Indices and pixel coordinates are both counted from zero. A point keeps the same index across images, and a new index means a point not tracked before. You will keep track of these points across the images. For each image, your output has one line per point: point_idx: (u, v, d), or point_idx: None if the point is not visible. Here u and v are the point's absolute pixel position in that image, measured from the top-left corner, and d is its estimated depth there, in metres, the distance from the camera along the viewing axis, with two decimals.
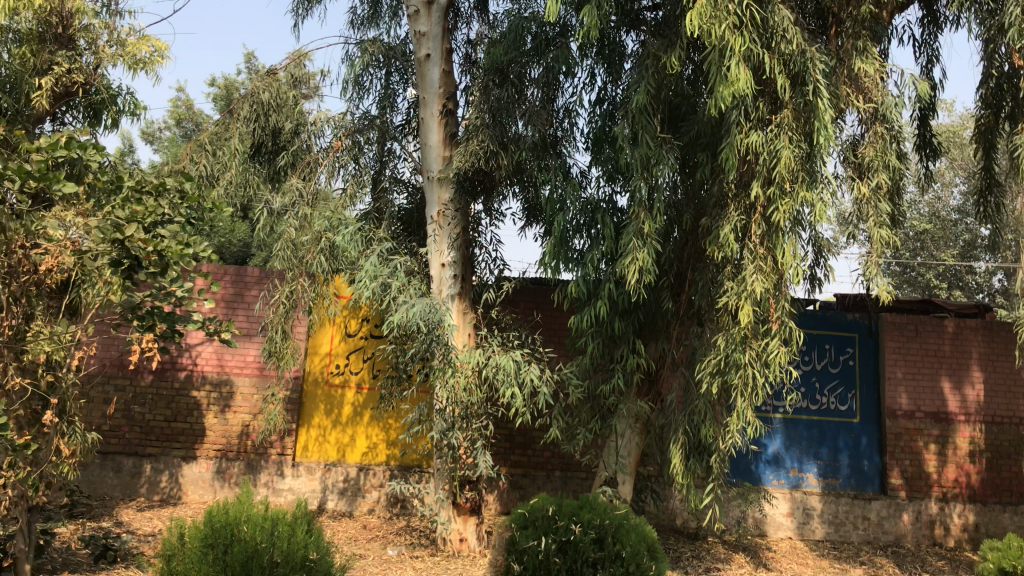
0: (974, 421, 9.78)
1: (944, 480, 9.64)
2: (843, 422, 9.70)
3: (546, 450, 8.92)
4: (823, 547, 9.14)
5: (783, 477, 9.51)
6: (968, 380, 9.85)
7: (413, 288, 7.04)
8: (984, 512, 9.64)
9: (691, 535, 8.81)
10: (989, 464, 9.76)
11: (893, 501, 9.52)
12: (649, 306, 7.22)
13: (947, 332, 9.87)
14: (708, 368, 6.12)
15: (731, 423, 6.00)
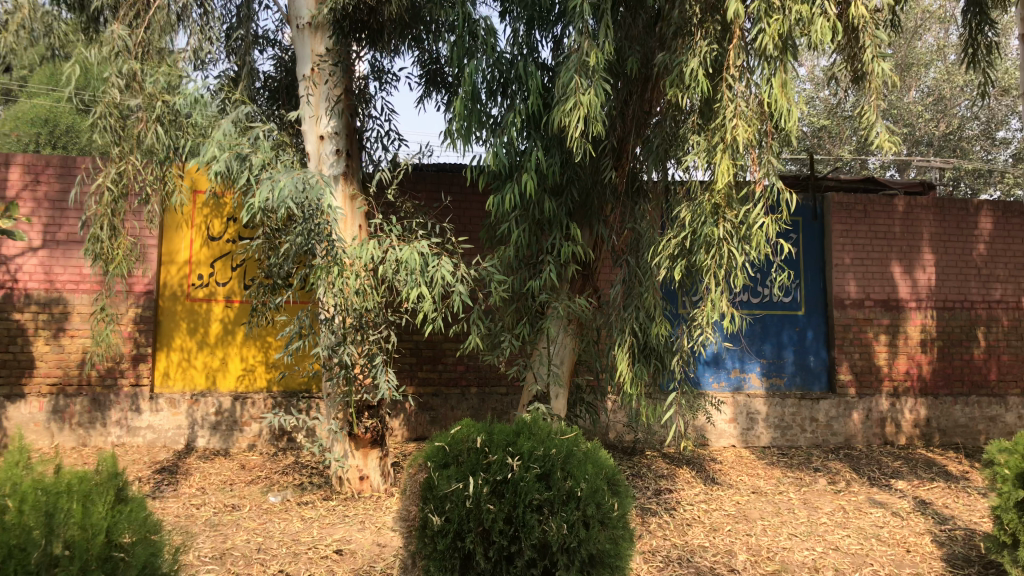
0: (925, 308, 8.89)
1: (895, 373, 8.74)
2: (786, 316, 8.66)
3: (459, 363, 7.58)
4: (771, 454, 8.16)
5: (724, 379, 8.46)
6: (919, 263, 8.90)
7: (283, 163, 5.43)
8: (935, 406, 8.82)
9: (627, 451, 7.65)
10: (941, 354, 8.91)
11: (842, 400, 8.58)
12: (584, 180, 5.85)
13: (897, 212, 8.86)
14: (668, 251, 4.82)
15: (696, 317, 4.72)
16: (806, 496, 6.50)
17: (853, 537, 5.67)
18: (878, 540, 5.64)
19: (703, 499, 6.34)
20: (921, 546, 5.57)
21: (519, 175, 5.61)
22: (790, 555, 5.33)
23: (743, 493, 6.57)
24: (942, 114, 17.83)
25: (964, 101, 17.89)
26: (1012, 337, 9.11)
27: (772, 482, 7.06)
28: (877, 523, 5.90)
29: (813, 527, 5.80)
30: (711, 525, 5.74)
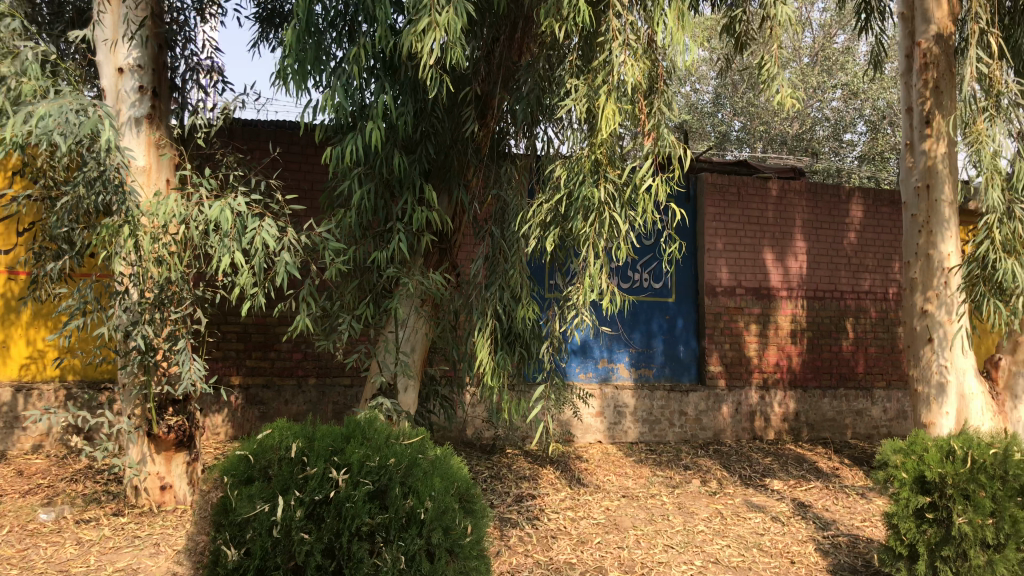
0: (796, 297, 8.53)
1: (765, 365, 8.32)
2: (657, 303, 8.07)
3: (295, 351, 6.59)
4: (639, 451, 7.55)
5: (591, 370, 7.79)
6: (791, 251, 8.52)
7: (58, 91, 4.22)
8: (804, 399, 8.47)
9: (486, 449, 6.85)
10: (810, 345, 8.58)
11: (712, 392, 8.08)
12: (443, 135, 5.00)
13: (771, 195, 8.45)
14: (540, 218, 4.03)
15: (572, 295, 3.97)
16: (680, 500, 5.90)
17: (733, 548, 5.07)
18: (759, 550, 5.07)
19: (569, 506, 5.60)
20: (805, 556, 5.04)
21: (364, 125, 4.70)
22: (667, 572, 4.67)
23: (613, 497, 5.89)
24: (797, 117, 17.65)
25: (815, 102, 17.75)
26: (879, 329, 8.89)
27: (642, 483, 6.42)
28: (757, 531, 5.36)
29: (690, 537, 5.17)
30: (578, 537, 5.02)
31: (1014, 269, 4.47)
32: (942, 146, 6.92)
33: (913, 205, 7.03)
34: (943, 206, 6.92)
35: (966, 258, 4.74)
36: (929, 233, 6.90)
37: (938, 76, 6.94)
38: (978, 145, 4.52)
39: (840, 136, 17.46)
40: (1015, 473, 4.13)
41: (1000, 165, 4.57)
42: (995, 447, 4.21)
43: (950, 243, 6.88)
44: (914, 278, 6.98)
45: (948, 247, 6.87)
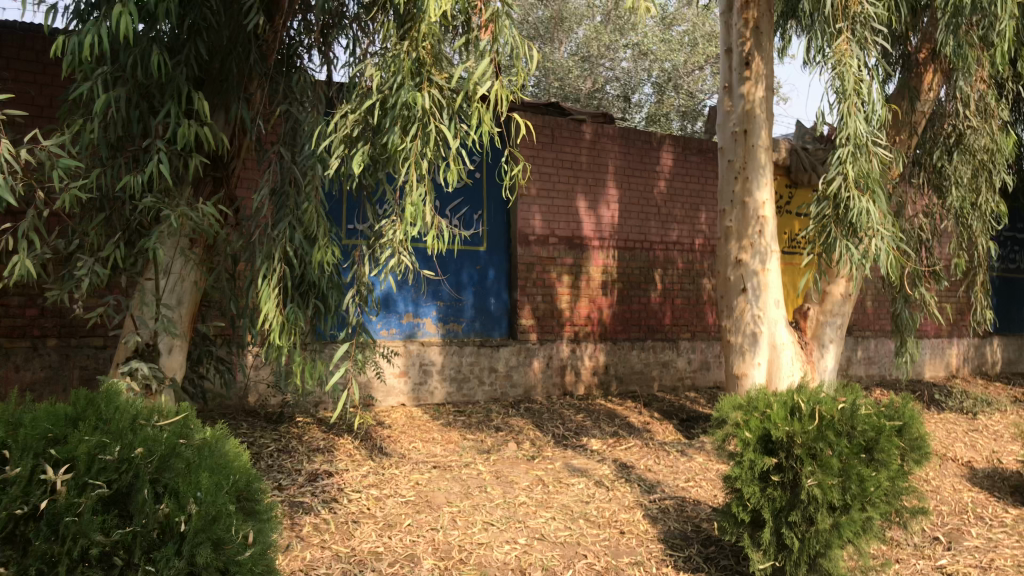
0: (608, 247, 8.08)
1: (576, 318, 7.84)
2: (467, 251, 7.36)
3: (30, 305, 5.32)
4: (446, 412, 6.80)
5: (395, 326, 6.98)
6: (603, 198, 8.04)
7: None
8: (614, 352, 8.05)
9: (272, 417, 5.92)
10: (620, 297, 8.19)
11: (523, 346, 7.47)
12: (218, 32, 4.01)
13: (585, 139, 7.90)
14: (343, 134, 3.27)
15: (383, 227, 3.24)
16: (497, 468, 5.27)
17: (559, 520, 4.51)
18: (586, 521, 4.56)
19: (371, 483, 4.82)
20: (634, 525, 4.59)
21: (110, 11, 3.60)
22: (489, 555, 4.04)
23: (421, 469, 5.16)
24: (590, 75, 17.42)
25: (607, 62, 17.65)
26: (686, 280, 8.68)
27: (452, 450, 5.74)
28: (581, 499, 4.85)
29: (511, 511, 4.56)
30: (384, 521, 4.27)
31: (868, 207, 4.64)
32: (760, 89, 6.63)
33: (730, 150, 6.74)
34: (759, 152, 6.67)
35: (818, 196, 4.89)
36: (745, 179, 6.64)
37: (759, 16, 6.61)
38: (841, 70, 4.69)
39: (628, 97, 17.44)
40: (862, 428, 3.85)
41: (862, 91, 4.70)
42: (843, 403, 3.91)
43: (765, 191, 6.65)
44: (729, 227, 6.74)
45: (764, 195, 6.64)
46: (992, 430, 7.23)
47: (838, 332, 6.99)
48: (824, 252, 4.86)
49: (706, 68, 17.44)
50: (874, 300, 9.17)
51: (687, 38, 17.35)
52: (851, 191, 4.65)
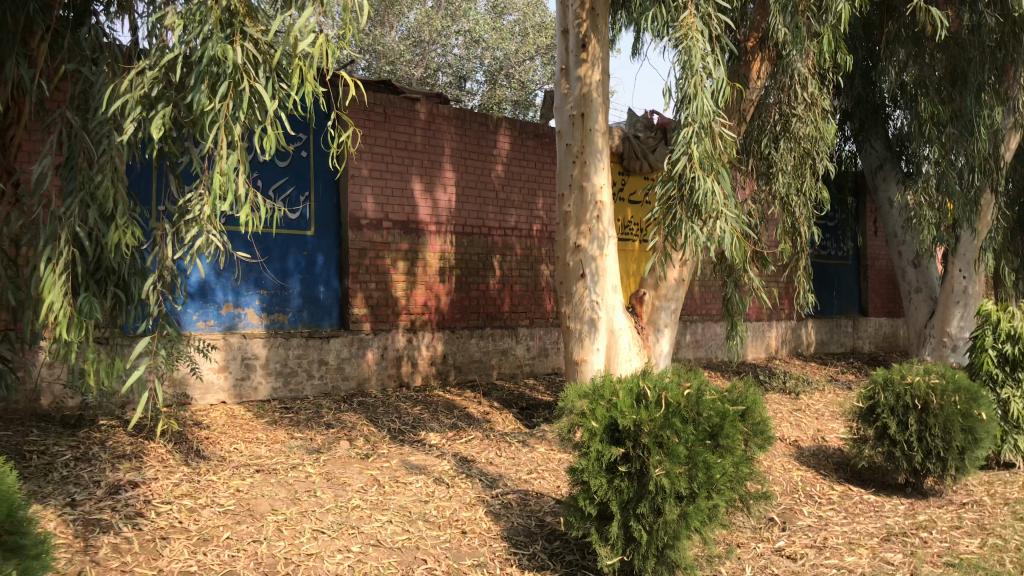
0: (444, 232, 7.75)
1: (412, 306, 7.46)
2: (292, 236, 6.87)
3: None
4: (272, 410, 6.28)
5: (212, 317, 6.37)
6: (439, 181, 7.71)
7: None
8: (452, 341, 7.71)
9: (70, 421, 5.24)
10: (459, 284, 7.86)
11: (355, 337, 7.03)
12: None
13: (419, 119, 7.56)
14: (139, 93, 2.80)
15: (190, 202, 2.77)
16: (327, 469, 4.85)
17: (396, 523, 4.18)
18: (425, 522, 4.26)
19: (184, 492, 4.30)
20: (476, 523, 4.33)
21: None
22: (319, 567, 3.66)
23: (242, 474, 4.67)
24: (421, 60, 17.05)
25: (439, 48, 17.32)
26: (524, 267, 8.46)
27: (278, 451, 5.28)
28: (419, 498, 4.53)
29: (343, 516, 4.17)
30: (198, 535, 3.79)
31: (713, 186, 4.71)
32: (597, 72, 6.46)
33: (567, 133, 6.54)
34: (596, 136, 6.51)
35: (663, 177, 4.89)
36: (583, 164, 6.46)
37: None
38: (686, 45, 4.81)
39: (460, 84, 17.17)
40: (707, 413, 3.74)
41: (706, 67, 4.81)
42: (688, 388, 3.80)
43: (602, 176, 6.51)
44: (568, 212, 6.53)
45: (602, 180, 6.50)
46: (814, 409, 7.52)
47: (673, 317, 7.03)
48: (669, 234, 4.85)
49: (536, 58, 17.49)
50: (702, 285, 9.38)
51: (517, 28, 17.34)
52: (696, 172, 4.68)
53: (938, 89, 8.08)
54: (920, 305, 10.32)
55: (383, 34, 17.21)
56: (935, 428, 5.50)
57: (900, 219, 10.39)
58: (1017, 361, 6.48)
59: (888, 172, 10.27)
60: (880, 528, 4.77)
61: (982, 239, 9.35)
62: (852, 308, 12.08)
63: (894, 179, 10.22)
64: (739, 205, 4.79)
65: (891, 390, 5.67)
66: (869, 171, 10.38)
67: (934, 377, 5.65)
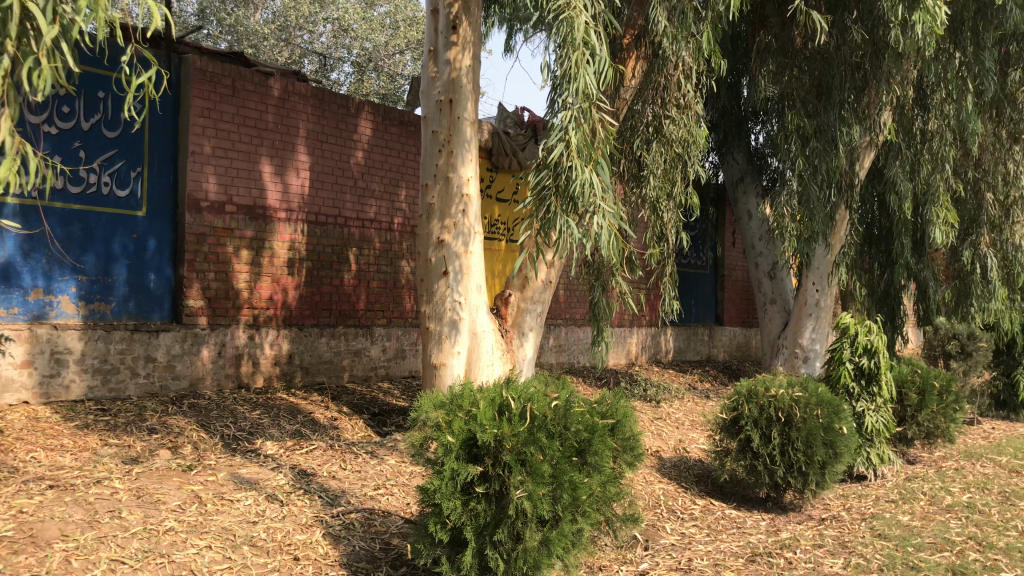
0: (295, 220, 7.12)
1: (255, 299, 6.80)
2: (118, 216, 6.11)
3: None
4: (84, 412, 5.50)
5: (16, 304, 5.55)
6: (291, 164, 7.09)
7: None
8: (300, 339, 7.10)
9: None
10: (309, 277, 7.25)
11: (189, 332, 6.31)
12: None
13: (271, 96, 6.92)
14: None
15: None
16: (140, 484, 4.19)
17: (215, 550, 3.61)
18: (250, 548, 3.70)
19: None
20: (310, 548, 3.80)
21: None
22: None
23: (33, 489, 3.94)
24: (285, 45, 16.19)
25: (306, 34, 16.44)
26: (382, 262, 7.91)
27: (84, 460, 4.56)
28: (246, 519, 3.96)
29: (152, 542, 3.56)
30: None
31: (590, 179, 4.45)
32: (467, 57, 6.00)
33: (434, 120, 5.99)
34: (465, 125, 6.02)
35: (538, 167, 4.68)
36: (450, 153, 5.93)
37: None
38: (567, 16, 4.49)
39: (326, 74, 16.37)
40: (575, 428, 3.39)
41: (588, 39, 4.51)
42: (555, 400, 3.43)
43: (469, 167, 6.04)
44: (431, 204, 5.96)
45: (469, 172, 6.02)
46: (675, 419, 7.36)
47: (538, 322, 6.64)
48: (543, 228, 4.61)
49: (406, 52, 16.92)
50: (567, 289, 9.12)
51: (387, 19, 16.73)
52: (574, 160, 4.46)
53: (804, 102, 8.12)
54: (774, 316, 10.44)
55: (245, 13, 16.17)
56: (797, 442, 5.38)
57: (759, 230, 10.50)
58: (871, 374, 6.51)
59: (748, 185, 10.35)
60: (744, 547, 4.57)
61: (835, 254, 9.54)
62: (709, 316, 12.18)
63: (754, 192, 10.33)
64: (618, 201, 4.55)
65: (755, 402, 5.52)
66: (730, 182, 10.40)
67: (797, 390, 5.54)
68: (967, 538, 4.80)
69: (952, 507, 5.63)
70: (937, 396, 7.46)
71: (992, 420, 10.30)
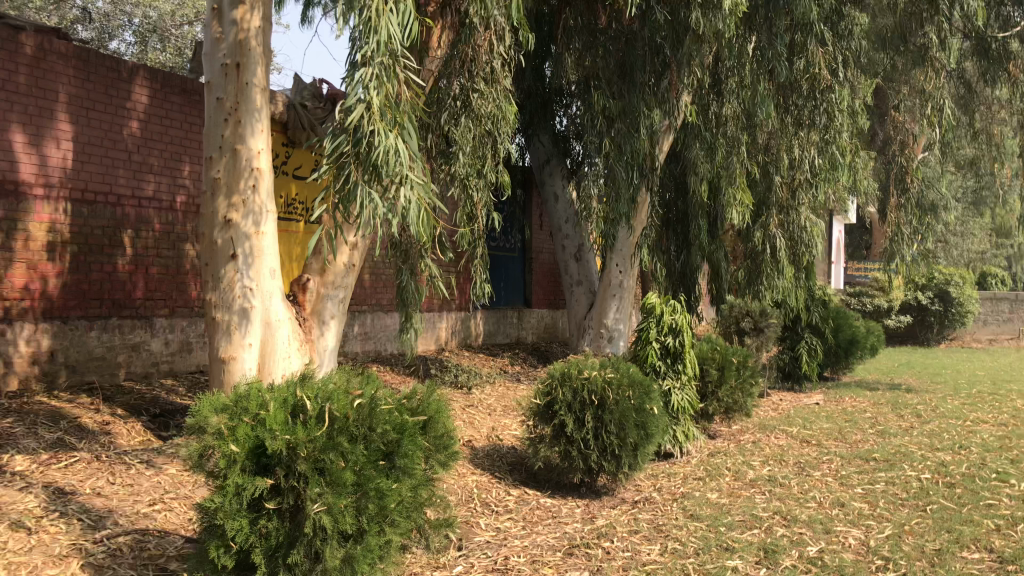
0: (56, 199, 6.22)
1: (6, 290, 5.87)
2: None
3: None
4: None
5: None
6: (50, 133, 6.18)
7: None
8: (64, 334, 6.22)
9: None
10: (74, 263, 6.36)
11: None
12: None
13: (24, 54, 5.99)
14: None
15: None
16: None
17: None
18: None
19: None
20: None
21: None
22: None
23: None
24: (54, 10, 14.50)
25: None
26: (163, 245, 7.11)
27: None
28: None
29: None
30: None
31: (396, 145, 4.15)
32: (256, 17, 5.38)
33: (219, 85, 5.33)
34: (254, 92, 5.42)
35: (333, 132, 4.26)
36: (238, 123, 5.32)
37: None
38: None
39: (104, 43, 14.87)
40: (382, 429, 3.01)
41: None
42: (358, 398, 3.03)
43: (260, 139, 5.44)
44: (216, 179, 5.32)
45: (260, 144, 5.43)
46: (486, 405, 7.14)
47: (339, 307, 6.04)
48: (343, 203, 4.19)
49: (196, 24, 15.70)
50: (372, 272, 8.67)
51: None
52: (376, 123, 4.11)
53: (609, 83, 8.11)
54: (580, 297, 10.47)
55: None
56: (610, 424, 5.23)
57: (565, 211, 10.52)
58: (677, 353, 6.57)
59: (554, 167, 10.33)
60: (560, 539, 4.38)
61: (638, 235, 9.67)
62: (518, 299, 12.11)
63: (560, 174, 10.32)
64: (426, 174, 4.28)
65: (568, 385, 5.32)
66: (536, 164, 10.36)
67: (610, 372, 5.41)
68: (773, 513, 4.86)
69: (755, 481, 5.74)
70: (735, 371, 7.68)
71: (780, 391, 10.91)
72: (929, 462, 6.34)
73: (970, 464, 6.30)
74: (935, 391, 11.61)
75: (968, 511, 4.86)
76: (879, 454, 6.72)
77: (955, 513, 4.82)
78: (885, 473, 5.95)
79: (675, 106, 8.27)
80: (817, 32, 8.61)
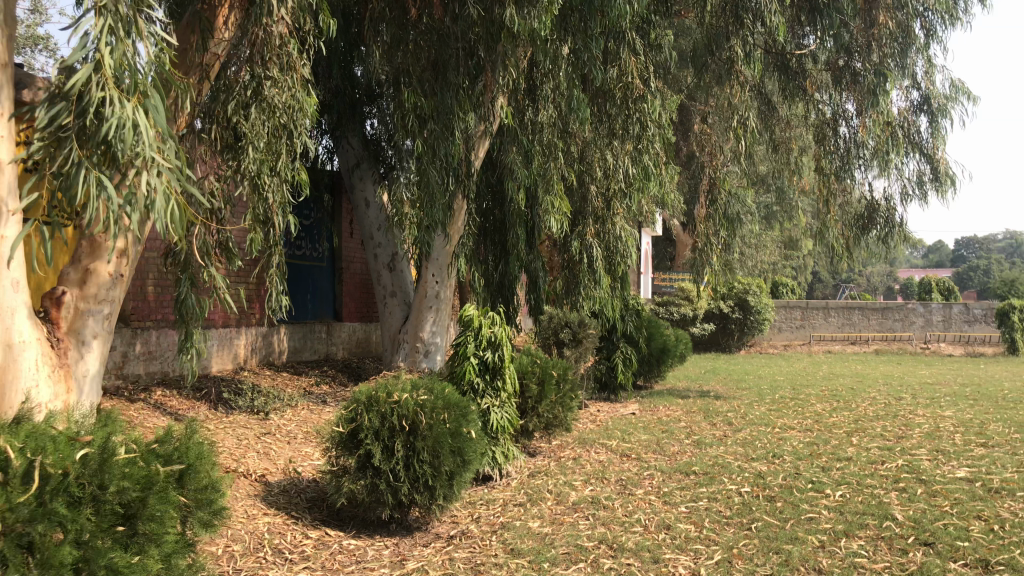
0: None
1: None
2: None
3: None
4: None
5: None
6: None
7: None
8: None
9: None
10: None
11: None
12: None
13: None
14: None
15: None
16: None
17: None
18: None
19: None
20: None
21: None
22: None
23: None
24: None
25: None
26: None
27: None
28: None
29: None
30: None
31: (134, 119, 3.56)
32: None
33: None
34: None
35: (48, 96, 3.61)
36: None
37: None
38: None
39: None
40: (117, 487, 2.55)
41: None
42: (85, 450, 2.55)
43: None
44: None
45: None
46: (285, 432, 6.43)
47: (104, 326, 5.15)
48: (61, 189, 3.51)
49: None
50: (156, 284, 7.71)
51: None
52: (107, 89, 3.53)
53: (421, 80, 7.62)
54: (394, 309, 9.86)
55: None
56: (423, 452, 4.69)
57: (377, 218, 9.93)
58: (496, 368, 6.14)
59: (364, 171, 9.73)
60: None
61: (453, 244, 9.21)
62: (327, 312, 11.32)
63: (371, 179, 9.74)
64: (177, 152, 3.78)
65: (375, 410, 4.73)
66: (345, 168, 9.68)
67: (422, 394, 4.89)
68: (599, 542, 4.51)
69: (578, 504, 5.39)
70: (555, 385, 7.35)
71: (597, 402, 10.81)
72: (746, 474, 6.26)
73: (785, 474, 6.28)
74: (742, 397, 11.94)
75: (792, 527, 4.73)
76: (698, 466, 6.59)
77: (780, 530, 4.66)
78: (706, 488, 5.78)
79: (490, 109, 7.87)
80: (629, 40, 8.52)
